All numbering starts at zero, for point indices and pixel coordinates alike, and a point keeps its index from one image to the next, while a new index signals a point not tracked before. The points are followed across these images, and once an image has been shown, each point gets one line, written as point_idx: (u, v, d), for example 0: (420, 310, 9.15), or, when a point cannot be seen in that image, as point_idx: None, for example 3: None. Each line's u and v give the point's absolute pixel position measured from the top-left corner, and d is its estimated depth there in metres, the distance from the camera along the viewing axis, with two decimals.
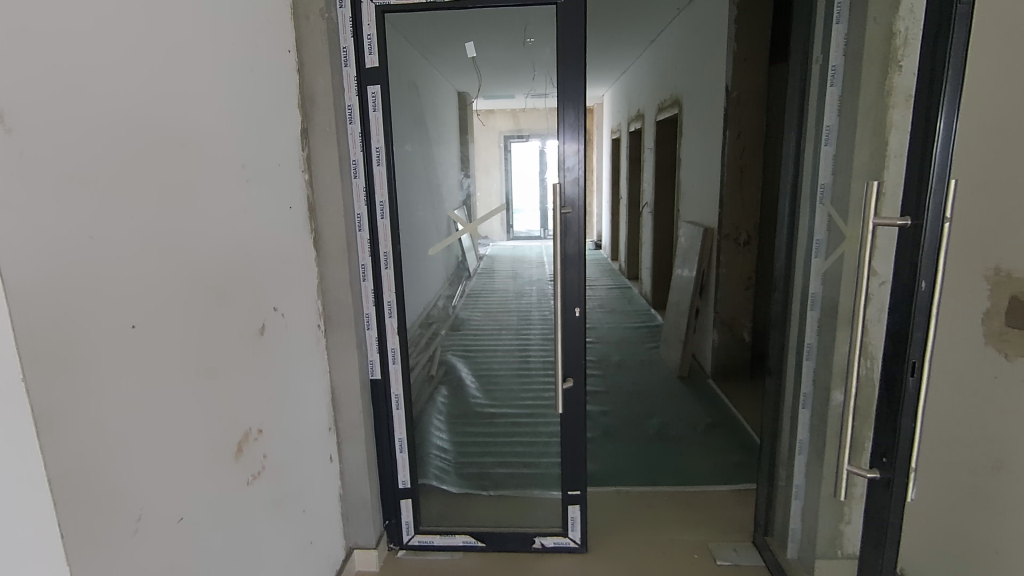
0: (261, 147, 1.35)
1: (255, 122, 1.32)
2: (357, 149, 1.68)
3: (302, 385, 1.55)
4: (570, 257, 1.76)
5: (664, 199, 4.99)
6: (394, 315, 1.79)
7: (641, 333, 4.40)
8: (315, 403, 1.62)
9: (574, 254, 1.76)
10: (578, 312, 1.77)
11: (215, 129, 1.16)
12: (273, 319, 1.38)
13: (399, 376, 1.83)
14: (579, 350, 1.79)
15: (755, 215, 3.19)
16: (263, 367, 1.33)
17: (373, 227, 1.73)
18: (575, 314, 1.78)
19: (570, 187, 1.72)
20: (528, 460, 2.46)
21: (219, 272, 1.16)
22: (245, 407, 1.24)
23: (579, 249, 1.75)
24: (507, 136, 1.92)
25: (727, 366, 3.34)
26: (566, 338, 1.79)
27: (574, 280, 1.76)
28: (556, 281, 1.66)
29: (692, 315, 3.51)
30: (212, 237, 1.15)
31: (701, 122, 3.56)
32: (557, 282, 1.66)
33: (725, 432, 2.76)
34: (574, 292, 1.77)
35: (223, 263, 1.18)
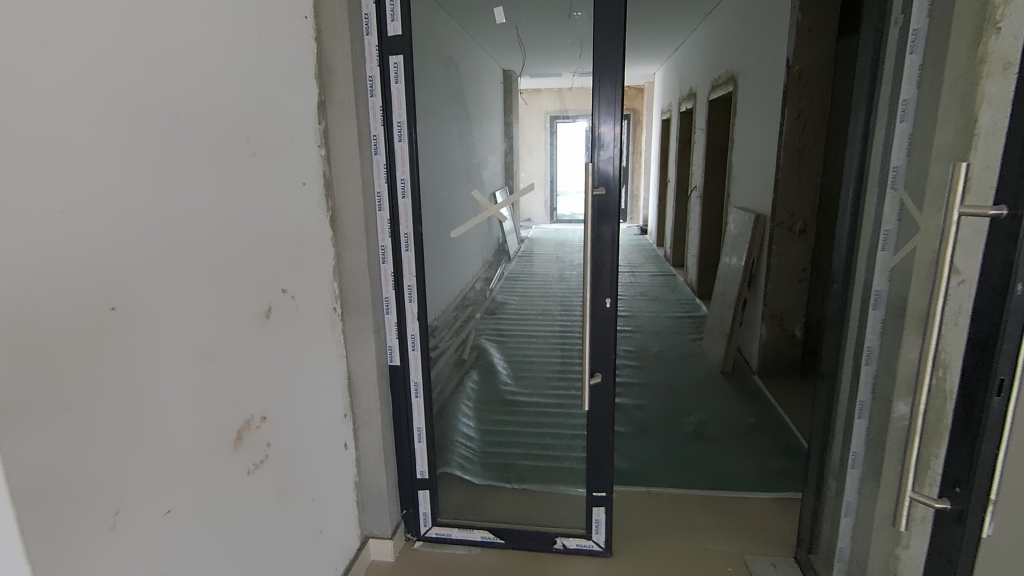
0: (272, 120, 1.27)
1: (265, 91, 1.24)
2: (378, 123, 1.59)
3: (315, 371, 1.49)
4: (602, 243, 1.62)
5: (715, 184, 4.73)
6: (414, 300, 1.70)
7: (683, 323, 4.20)
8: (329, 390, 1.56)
9: (608, 241, 1.61)
10: (610, 303, 1.64)
11: (216, 99, 1.08)
12: (281, 302, 1.32)
13: (418, 364, 1.75)
14: (609, 344, 1.66)
15: (814, 202, 2.93)
16: (268, 352, 1.26)
17: (393, 206, 1.64)
18: (606, 305, 1.64)
19: (608, 165, 1.58)
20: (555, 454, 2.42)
21: (217, 250, 1.10)
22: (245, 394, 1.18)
23: (614, 234, 1.61)
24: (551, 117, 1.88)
25: (776, 362, 3.14)
26: (595, 330, 1.66)
27: (608, 269, 1.63)
28: (584, 269, 1.53)
29: (739, 307, 3.28)
30: (211, 216, 1.07)
31: (758, 101, 3.31)
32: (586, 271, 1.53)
33: (770, 434, 2.58)
34: (606, 282, 1.63)
35: (224, 241, 1.12)
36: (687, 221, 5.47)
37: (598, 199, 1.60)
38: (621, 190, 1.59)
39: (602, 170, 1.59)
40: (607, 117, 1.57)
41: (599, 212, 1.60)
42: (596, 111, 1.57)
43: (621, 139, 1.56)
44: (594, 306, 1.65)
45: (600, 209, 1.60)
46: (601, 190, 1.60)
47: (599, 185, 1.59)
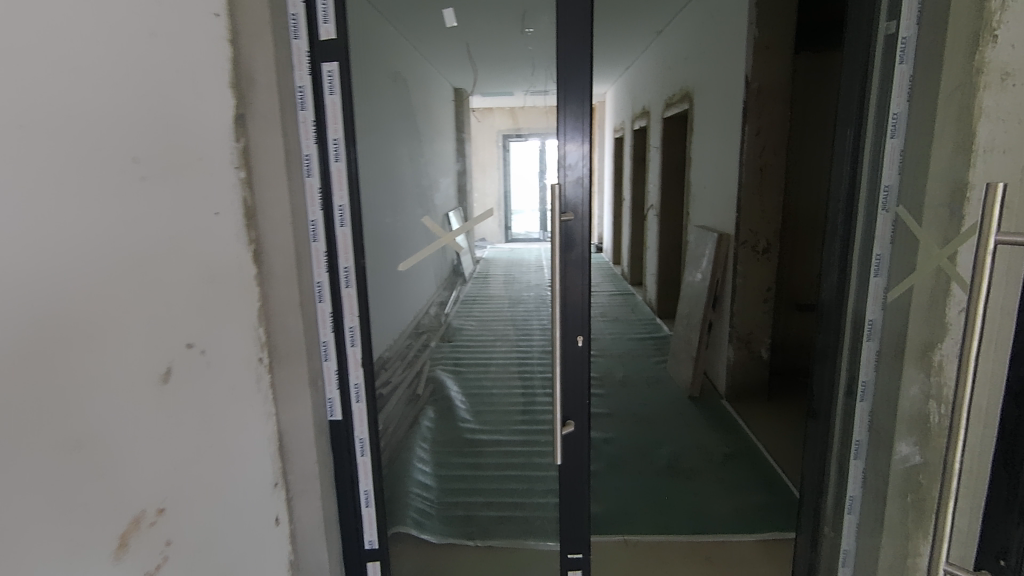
0: (171, 136, 1.02)
1: (164, 99, 1.00)
2: (311, 140, 1.36)
3: (234, 439, 1.23)
4: (569, 274, 1.44)
5: (672, 201, 4.68)
6: (357, 344, 1.47)
7: (647, 345, 4.07)
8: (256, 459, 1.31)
9: (577, 273, 1.44)
10: (582, 341, 1.46)
11: (70, 112, 0.83)
12: (186, 360, 1.06)
13: (364, 416, 1.52)
14: (581, 388, 1.48)
15: (777, 221, 2.87)
16: (162, 428, 1.00)
17: (331, 236, 1.41)
18: (577, 343, 1.46)
19: (576, 186, 1.41)
20: (520, 502, 2.23)
21: (75, 307, 0.85)
22: (124, 487, 0.92)
23: (584, 264, 1.44)
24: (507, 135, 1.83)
25: (744, 385, 3.04)
26: (564, 371, 1.47)
27: (577, 304, 1.45)
28: (553, 305, 1.36)
29: (704, 329, 3.16)
30: (58, 264, 0.82)
31: (716, 118, 3.25)
32: (554, 307, 1.35)
33: (745, 465, 2.46)
34: (576, 319, 1.46)
35: (87, 293, 0.87)
36: (644, 239, 5.42)
37: (565, 226, 1.42)
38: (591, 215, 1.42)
39: (569, 192, 1.41)
40: (573, 133, 1.40)
41: (565, 240, 1.42)
42: (562, 126, 1.40)
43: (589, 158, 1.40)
44: (564, 346, 1.46)
45: (568, 237, 1.42)
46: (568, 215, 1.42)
47: (566, 209, 1.41)
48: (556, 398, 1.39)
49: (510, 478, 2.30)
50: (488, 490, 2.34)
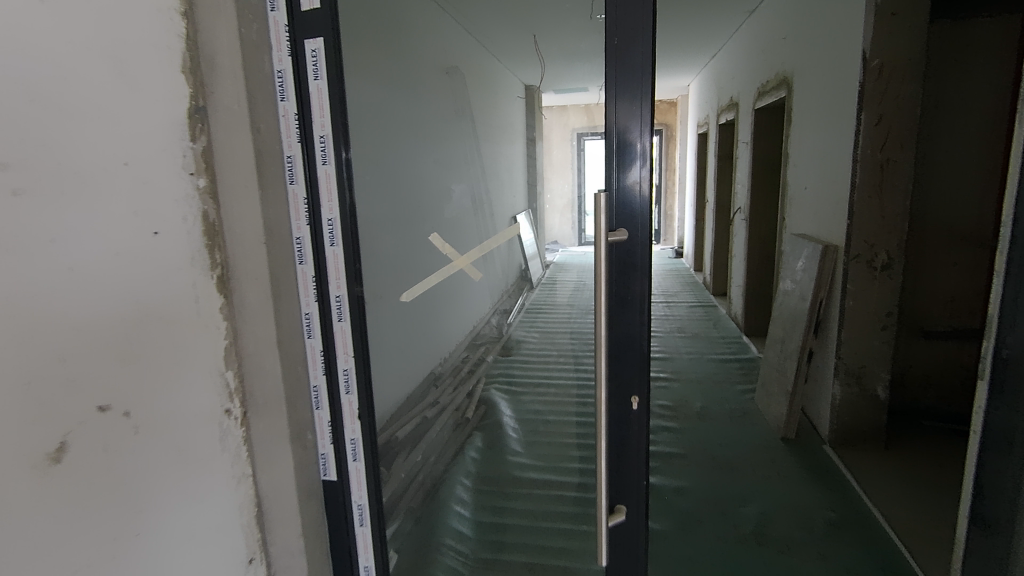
0: (69, 135, 0.77)
1: (53, 85, 0.75)
2: (294, 139, 1.10)
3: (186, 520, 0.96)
4: (624, 315, 1.08)
5: (762, 203, 4.13)
6: (352, 391, 1.19)
7: (729, 369, 3.57)
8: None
9: (631, 315, 1.07)
10: (637, 404, 1.09)
11: None
12: (97, 427, 0.81)
13: (362, 478, 1.24)
14: (639, 462, 1.12)
15: (902, 230, 2.32)
16: (47, 525, 0.75)
17: (319, 256, 1.14)
18: (633, 409, 1.09)
19: (634, 190, 1.03)
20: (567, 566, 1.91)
21: None
22: None
23: (642, 300, 1.06)
24: (582, 133, 1.57)
25: (852, 429, 2.52)
26: (615, 442, 1.12)
27: (634, 354, 1.08)
28: (597, 359, 1.01)
29: (803, 358, 2.65)
30: None
31: (822, 107, 2.73)
32: (598, 362, 1.00)
33: (857, 538, 1.96)
34: (633, 380, 1.09)
35: None
36: (730, 247, 4.86)
37: (618, 248, 1.05)
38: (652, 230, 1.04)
39: (624, 198, 1.04)
40: (628, 118, 1.02)
41: (618, 267, 1.06)
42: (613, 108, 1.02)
43: (651, 153, 1.02)
44: (616, 409, 1.10)
45: (624, 265, 1.06)
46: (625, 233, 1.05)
47: (619, 224, 1.04)
48: (600, 480, 1.04)
49: (560, 536, 2.03)
50: (530, 543, 2.03)
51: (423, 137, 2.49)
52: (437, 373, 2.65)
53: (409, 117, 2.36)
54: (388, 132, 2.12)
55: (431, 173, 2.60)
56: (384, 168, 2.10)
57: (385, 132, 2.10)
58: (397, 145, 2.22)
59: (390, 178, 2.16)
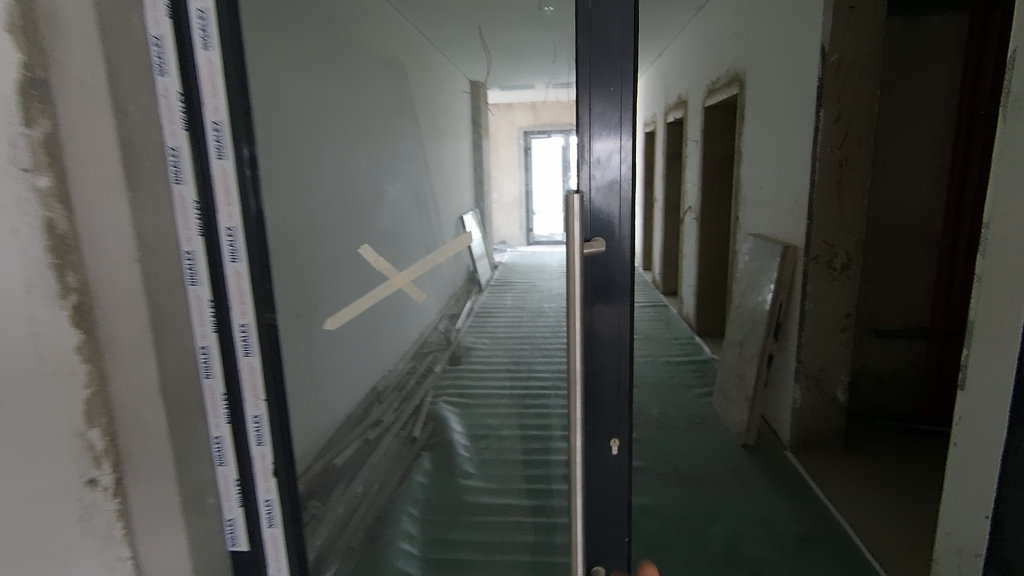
0: None
1: None
2: (178, 126, 0.84)
3: None
4: (601, 342, 0.90)
5: (712, 202, 4.10)
6: (264, 441, 0.97)
7: (685, 372, 3.50)
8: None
9: (608, 344, 0.90)
10: (618, 448, 0.93)
11: None
12: None
13: (280, 543, 1.02)
14: (619, 514, 0.96)
15: (861, 230, 2.27)
16: None
17: (217, 275, 0.90)
18: (611, 454, 0.93)
19: (613, 193, 0.86)
20: None
21: None
22: None
23: (621, 324, 0.89)
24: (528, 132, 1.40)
25: (813, 434, 2.46)
26: (593, 495, 0.94)
27: (612, 389, 0.91)
28: (572, 400, 0.82)
29: (764, 362, 2.59)
30: None
31: (778, 105, 2.67)
32: (574, 402, 0.82)
33: (828, 552, 1.89)
34: (612, 421, 0.92)
35: None
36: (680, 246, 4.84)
37: (594, 263, 0.88)
38: (634, 242, 0.87)
39: (601, 201, 0.86)
40: (606, 105, 0.84)
41: (593, 287, 0.88)
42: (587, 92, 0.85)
43: (631, 148, 0.85)
44: (590, 456, 0.93)
45: (601, 285, 0.88)
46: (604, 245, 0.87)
47: (594, 234, 0.86)
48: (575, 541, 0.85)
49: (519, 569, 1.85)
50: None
51: (356, 131, 2.24)
52: (377, 391, 2.46)
53: (338, 105, 2.11)
54: (305, 131, 1.85)
55: (370, 175, 2.35)
56: (303, 181, 1.84)
57: (302, 132, 1.83)
58: (319, 149, 1.96)
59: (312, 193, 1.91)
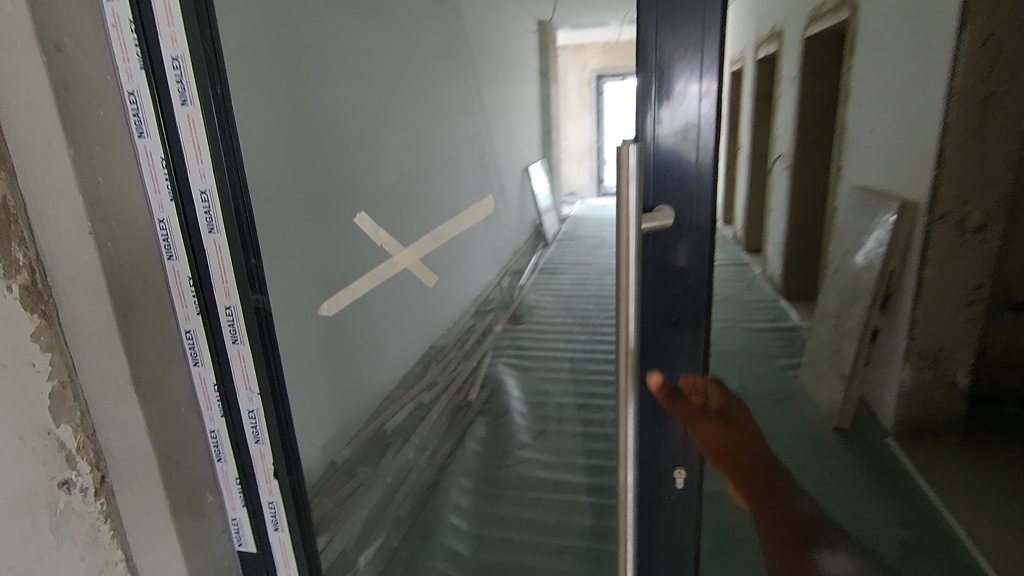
0: None
1: None
2: (134, 64, 0.69)
3: None
4: (665, 347, 0.74)
5: (808, 150, 3.63)
6: (263, 439, 0.85)
7: (769, 340, 3.19)
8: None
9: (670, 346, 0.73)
10: (683, 481, 0.79)
11: None
12: None
13: (289, 549, 0.91)
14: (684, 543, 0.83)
15: (1005, 182, 1.88)
16: None
17: (194, 249, 0.76)
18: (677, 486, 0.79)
19: (689, 142, 0.65)
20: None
21: None
22: None
23: (692, 320, 0.72)
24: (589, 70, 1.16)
25: (924, 419, 2.16)
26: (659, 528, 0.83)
27: None
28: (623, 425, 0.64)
29: (867, 337, 2.27)
30: None
31: (900, 29, 2.21)
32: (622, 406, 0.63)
33: (936, 565, 1.65)
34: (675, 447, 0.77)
35: None
36: (767, 200, 4.39)
37: (657, 238, 0.69)
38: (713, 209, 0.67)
39: (673, 154, 0.65)
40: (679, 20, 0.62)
41: (658, 271, 0.71)
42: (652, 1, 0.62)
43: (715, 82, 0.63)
44: (648, 487, 0.80)
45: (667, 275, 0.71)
46: (678, 227, 0.68)
47: (658, 200, 0.67)
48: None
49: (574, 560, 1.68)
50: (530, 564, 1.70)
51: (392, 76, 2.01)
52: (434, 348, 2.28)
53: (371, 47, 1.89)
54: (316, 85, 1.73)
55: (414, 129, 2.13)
56: (327, 141, 1.74)
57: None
58: (347, 106, 1.84)
59: (346, 155, 1.81)
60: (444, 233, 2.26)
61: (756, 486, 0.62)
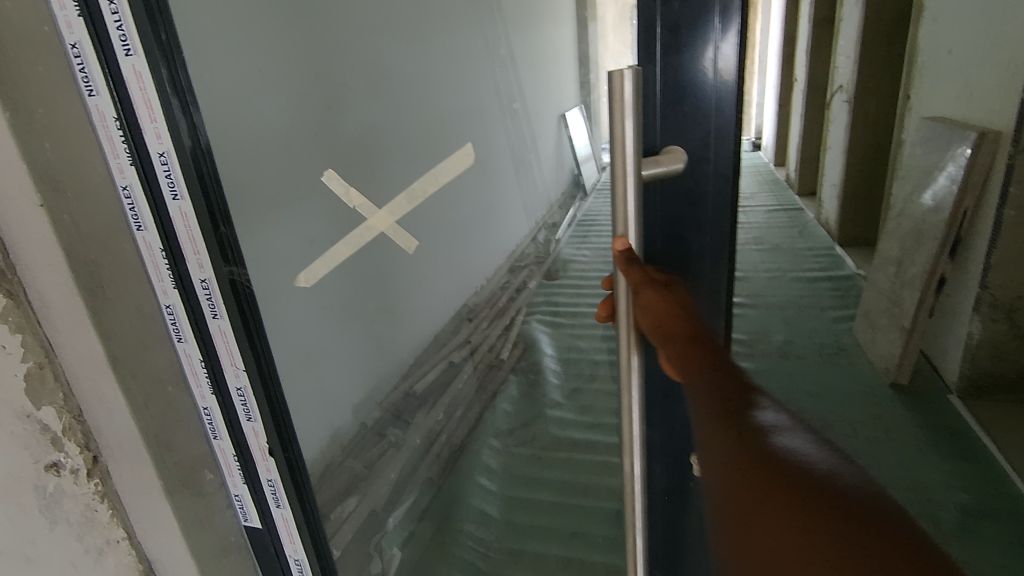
0: None
1: None
2: (71, 11, 0.61)
3: None
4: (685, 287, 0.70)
5: (872, 78, 3.28)
6: (255, 417, 0.81)
7: (821, 290, 2.98)
8: (330, 435, 1.45)
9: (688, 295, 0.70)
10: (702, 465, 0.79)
11: None
12: None
13: (293, 527, 0.88)
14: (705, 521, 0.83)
15: None
16: None
17: (161, 218, 0.70)
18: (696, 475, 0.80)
19: (703, 75, 0.60)
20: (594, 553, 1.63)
21: None
22: None
23: (714, 252, 0.69)
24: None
25: (992, 377, 1.98)
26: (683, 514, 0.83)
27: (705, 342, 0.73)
28: (623, 363, 0.65)
29: (933, 286, 2.08)
30: None
31: None
32: (624, 354, 0.64)
33: (1001, 532, 1.52)
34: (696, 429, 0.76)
35: None
36: (824, 137, 4.04)
37: (669, 182, 0.65)
38: (735, 145, 0.64)
39: (685, 88, 0.61)
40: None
41: (670, 217, 0.67)
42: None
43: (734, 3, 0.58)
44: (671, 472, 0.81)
45: (681, 225, 0.67)
46: (694, 171, 0.65)
47: (668, 141, 0.62)
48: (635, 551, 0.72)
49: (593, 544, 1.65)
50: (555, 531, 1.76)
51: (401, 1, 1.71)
52: (467, 306, 2.08)
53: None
54: None
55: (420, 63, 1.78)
56: None
57: (350, 31, 1.58)
58: None
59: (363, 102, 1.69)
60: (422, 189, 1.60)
61: (698, 358, 0.59)
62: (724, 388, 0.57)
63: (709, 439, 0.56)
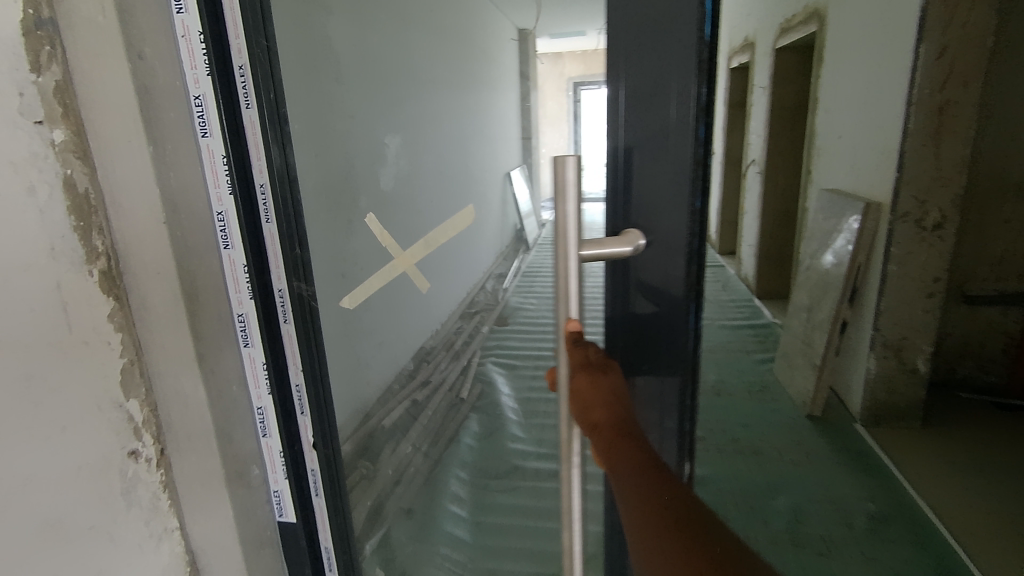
0: None
1: None
2: (201, 70, 0.75)
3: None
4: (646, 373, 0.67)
5: (779, 156, 3.83)
6: (306, 410, 0.93)
7: (744, 336, 3.35)
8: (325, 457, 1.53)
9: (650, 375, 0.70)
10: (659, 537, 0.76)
11: None
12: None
13: (327, 516, 0.99)
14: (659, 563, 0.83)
15: (959, 182, 2.06)
16: None
17: (251, 237, 0.83)
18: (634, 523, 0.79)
19: (661, 170, 0.60)
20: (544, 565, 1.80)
21: None
22: None
23: (675, 346, 0.65)
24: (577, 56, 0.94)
25: (887, 408, 2.33)
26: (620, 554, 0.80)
27: (663, 438, 0.69)
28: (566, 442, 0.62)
29: (836, 330, 2.45)
30: None
31: (865, 43, 2.40)
32: (568, 436, 0.62)
33: (902, 532, 1.80)
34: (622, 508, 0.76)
35: None
36: (739, 203, 4.60)
37: (629, 266, 0.64)
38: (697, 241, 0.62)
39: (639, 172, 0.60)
40: (654, 26, 0.57)
41: (632, 308, 0.65)
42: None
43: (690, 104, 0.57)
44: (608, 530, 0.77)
45: (648, 316, 0.65)
46: (648, 254, 0.63)
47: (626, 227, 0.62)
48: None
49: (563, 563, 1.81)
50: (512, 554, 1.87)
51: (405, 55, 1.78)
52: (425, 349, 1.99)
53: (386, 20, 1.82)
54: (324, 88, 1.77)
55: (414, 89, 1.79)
56: None
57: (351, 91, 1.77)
58: None
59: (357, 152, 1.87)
60: (440, 237, 1.43)
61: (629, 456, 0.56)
62: (658, 493, 0.52)
63: (647, 554, 0.51)
